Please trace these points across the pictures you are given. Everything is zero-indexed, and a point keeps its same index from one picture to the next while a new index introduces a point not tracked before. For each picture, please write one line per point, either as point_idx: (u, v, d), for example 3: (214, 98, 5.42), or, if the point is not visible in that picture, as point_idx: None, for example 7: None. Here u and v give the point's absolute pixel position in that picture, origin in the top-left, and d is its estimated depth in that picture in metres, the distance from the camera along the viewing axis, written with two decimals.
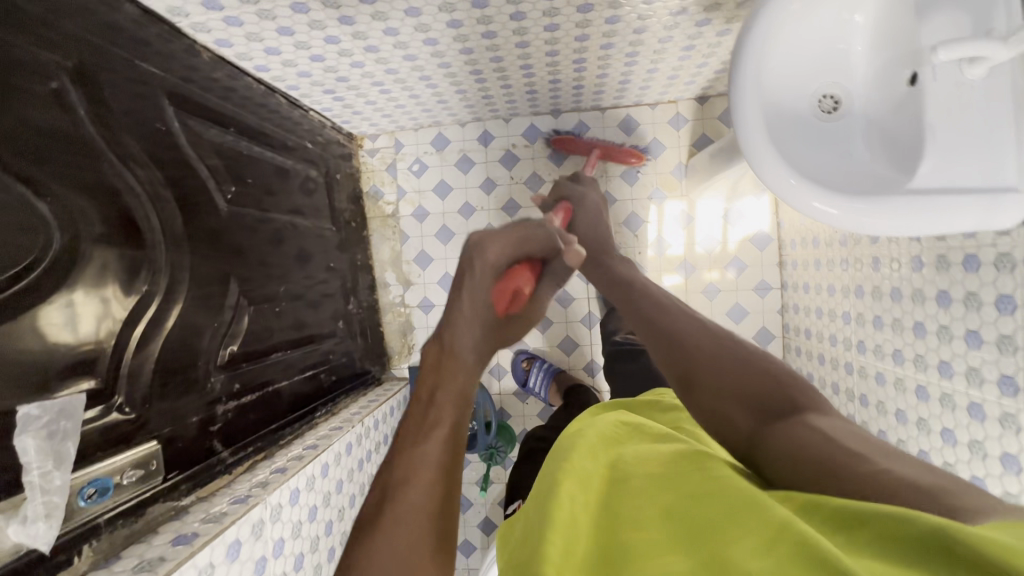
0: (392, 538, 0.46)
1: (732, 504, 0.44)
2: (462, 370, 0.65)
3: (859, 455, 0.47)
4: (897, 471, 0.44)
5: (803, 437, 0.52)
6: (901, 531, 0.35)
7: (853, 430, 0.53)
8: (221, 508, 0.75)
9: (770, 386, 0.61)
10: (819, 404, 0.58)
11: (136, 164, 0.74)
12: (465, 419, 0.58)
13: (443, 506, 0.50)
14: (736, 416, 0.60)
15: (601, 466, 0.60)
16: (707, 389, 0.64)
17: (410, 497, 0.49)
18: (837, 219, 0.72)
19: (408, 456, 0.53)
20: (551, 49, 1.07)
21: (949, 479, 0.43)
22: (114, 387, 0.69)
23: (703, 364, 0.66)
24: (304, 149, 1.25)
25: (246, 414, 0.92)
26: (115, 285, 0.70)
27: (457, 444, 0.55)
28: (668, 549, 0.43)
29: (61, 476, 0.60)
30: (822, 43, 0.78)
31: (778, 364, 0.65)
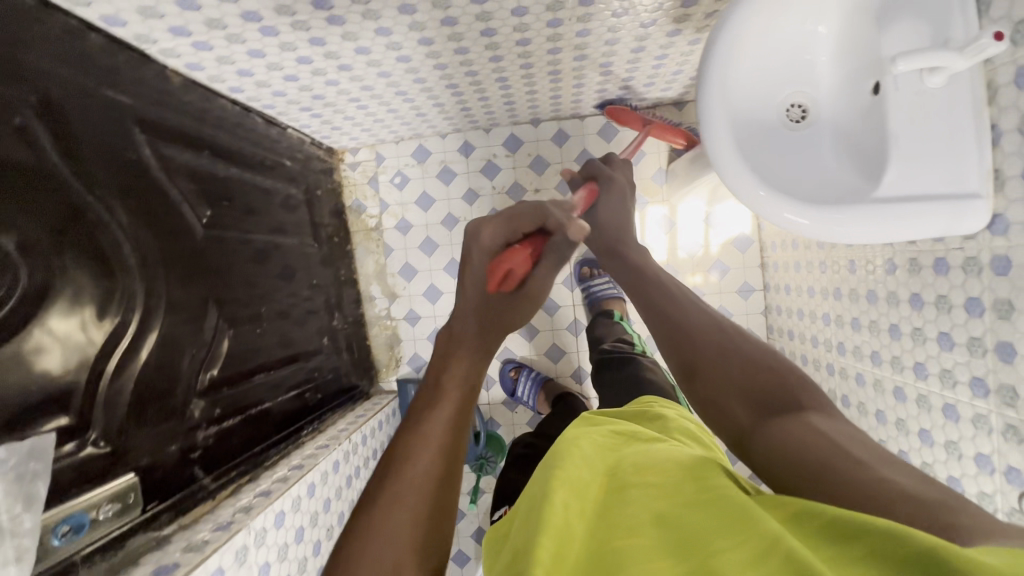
0: (389, 512, 0.50)
1: (726, 518, 0.44)
2: (468, 351, 0.65)
3: (860, 462, 0.47)
4: (899, 482, 0.44)
5: (800, 436, 0.52)
6: (891, 546, 0.35)
7: (854, 431, 0.53)
8: (204, 536, 0.75)
9: (775, 385, 0.60)
10: (823, 404, 0.57)
11: (105, 194, 0.74)
12: (471, 406, 0.60)
13: (441, 487, 0.53)
14: (737, 409, 0.60)
15: (598, 473, 0.58)
16: (710, 381, 0.64)
17: (410, 473, 0.52)
18: (806, 229, 0.73)
19: (413, 432, 0.56)
20: (525, 62, 1.08)
21: (949, 492, 0.43)
22: (90, 421, 0.69)
23: (707, 356, 0.67)
24: (283, 167, 1.24)
25: (228, 439, 0.92)
26: (87, 318, 0.70)
27: (461, 425, 0.58)
28: (661, 560, 0.42)
29: (31, 518, 0.57)
30: (787, 54, 0.78)
31: (783, 362, 0.64)
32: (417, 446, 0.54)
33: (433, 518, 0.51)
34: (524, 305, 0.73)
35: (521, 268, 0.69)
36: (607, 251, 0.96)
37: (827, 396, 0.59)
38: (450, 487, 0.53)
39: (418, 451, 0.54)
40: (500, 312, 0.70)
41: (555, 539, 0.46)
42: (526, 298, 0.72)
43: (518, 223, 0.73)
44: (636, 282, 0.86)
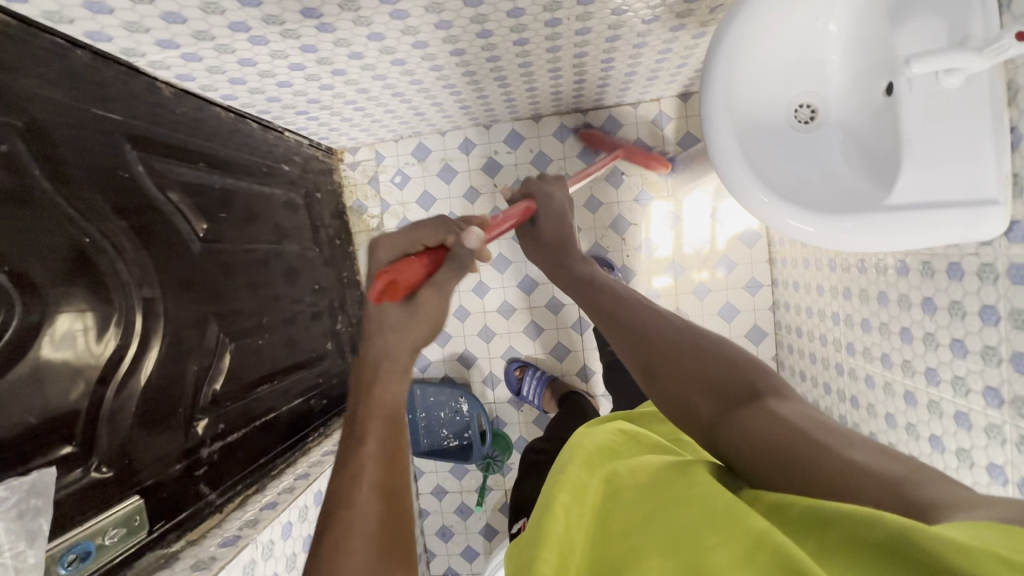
0: (338, 563, 0.50)
1: (711, 514, 0.41)
2: (388, 370, 0.65)
3: (825, 447, 0.46)
4: (865, 463, 0.43)
5: (759, 424, 0.51)
6: (865, 531, 0.34)
7: (813, 415, 0.52)
8: (210, 552, 0.75)
9: (734, 374, 0.59)
10: (779, 390, 0.56)
11: (97, 217, 0.73)
12: (397, 430, 0.62)
13: (388, 519, 0.54)
14: (699, 399, 0.58)
15: (597, 475, 0.57)
16: (670, 377, 0.61)
17: (350, 517, 0.53)
18: (813, 236, 0.71)
19: (347, 470, 0.58)
20: (524, 61, 1.06)
21: (912, 464, 0.43)
22: (91, 448, 0.69)
23: (667, 354, 0.64)
24: (282, 172, 1.23)
25: (234, 453, 0.92)
26: (86, 345, 0.70)
27: (394, 449, 0.60)
28: (650, 553, 0.40)
29: (35, 554, 0.57)
30: (797, 52, 0.75)
31: (739, 352, 0.63)
32: (351, 489, 0.56)
33: (386, 552, 0.52)
34: (429, 324, 0.67)
35: (411, 277, 0.63)
36: (553, 263, 0.95)
37: (788, 383, 0.58)
38: (398, 516, 0.55)
39: (356, 481, 0.56)
40: (401, 330, 0.65)
41: (557, 549, 0.45)
42: (431, 308, 0.66)
43: (416, 234, 0.68)
44: (590, 290, 0.83)
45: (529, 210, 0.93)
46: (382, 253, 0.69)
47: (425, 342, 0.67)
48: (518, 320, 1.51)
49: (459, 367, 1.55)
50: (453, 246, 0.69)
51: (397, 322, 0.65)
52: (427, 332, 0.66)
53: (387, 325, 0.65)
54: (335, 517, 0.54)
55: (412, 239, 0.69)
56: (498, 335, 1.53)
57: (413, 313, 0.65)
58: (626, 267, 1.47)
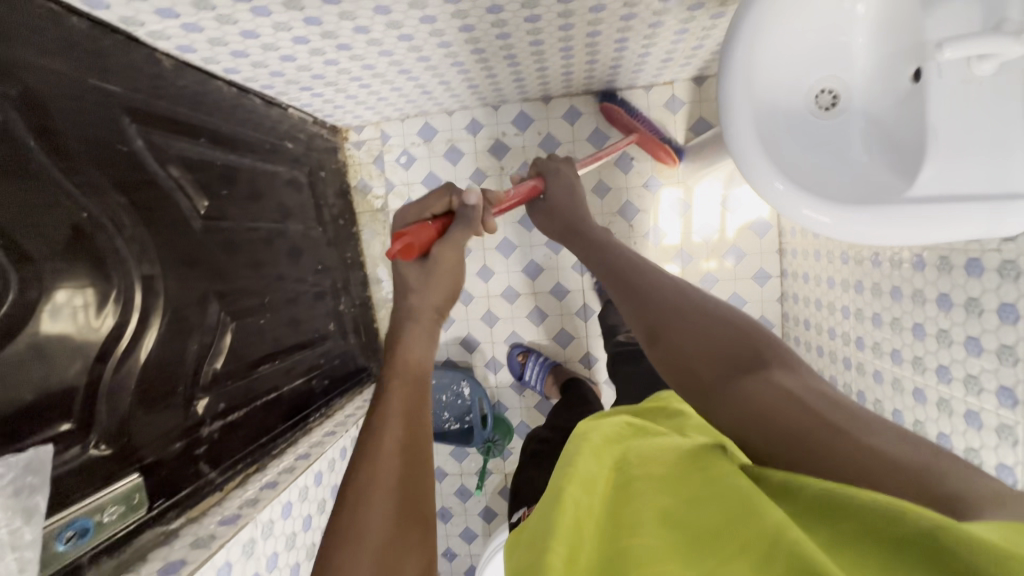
0: (360, 514, 0.51)
1: (729, 510, 0.41)
2: (413, 335, 0.68)
3: (837, 430, 0.44)
4: (883, 451, 0.42)
5: (766, 397, 0.49)
6: (883, 522, 0.33)
7: (821, 389, 0.51)
8: (210, 529, 0.75)
9: (739, 343, 0.57)
10: (786, 360, 0.55)
11: (94, 191, 0.71)
12: (421, 394, 0.63)
13: (410, 476, 0.55)
14: (703, 363, 0.57)
15: (605, 466, 0.56)
16: (676, 341, 0.60)
17: (372, 469, 0.54)
18: (829, 227, 0.68)
19: (371, 428, 0.59)
20: (535, 39, 1.03)
21: (931, 450, 0.42)
22: (90, 425, 0.69)
23: (669, 315, 0.63)
24: (286, 149, 1.21)
25: (235, 432, 0.92)
26: (84, 320, 0.69)
27: (418, 412, 0.60)
28: (664, 554, 0.39)
29: (32, 531, 0.56)
30: (820, 35, 0.72)
31: (746, 320, 0.61)
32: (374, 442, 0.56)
33: (407, 509, 0.52)
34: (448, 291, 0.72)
35: (424, 239, 0.70)
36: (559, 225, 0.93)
37: (796, 355, 0.57)
38: (420, 475, 0.55)
39: (378, 439, 0.57)
40: (425, 292, 0.70)
41: (568, 540, 0.43)
42: (446, 265, 0.71)
43: (425, 204, 0.75)
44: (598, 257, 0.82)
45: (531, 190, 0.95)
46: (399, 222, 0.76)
47: (447, 302, 0.72)
48: (523, 305, 1.50)
49: (462, 351, 1.54)
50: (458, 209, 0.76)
51: (416, 281, 0.70)
52: (447, 289, 0.71)
53: (408, 287, 0.71)
54: (358, 470, 0.55)
55: (422, 211, 0.76)
56: (502, 320, 1.52)
57: (429, 270, 0.70)
58: None
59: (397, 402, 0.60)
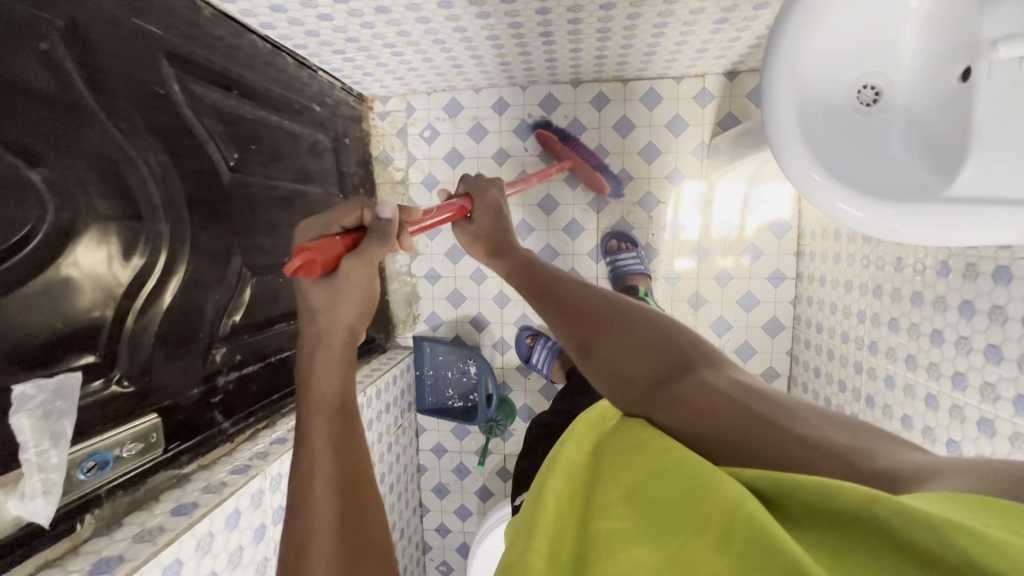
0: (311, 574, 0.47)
1: (691, 491, 0.39)
2: (325, 356, 0.59)
3: (769, 421, 0.47)
4: (810, 436, 0.44)
5: (698, 398, 0.52)
6: (822, 501, 0.33)
7: (743, 382, 0.55)
8: (221, 477, 0.76)
9: (667, 350, 0.60)
10: (711, 361, 0.58)
11: (132, 130, 0.71)
12: (346, 421, 0.57)
13: (349, 515, 0.51)
14: (635, 370, 0.59)
15: (584, 452, 0.55)
16: (609, 352, 0.62)
17: (311, 526, 0.50)
18: (862, 222, 0.68)
19: (300, 469, 0.54)
20: (574, 17, 1.01)
21: (848, 429, 0.45)
22: (114, 360, 0.68)
23: (600, 329, 0.65)
24: (312, 112, 1.21)
25: (248, 386, 0.93)
26: (117, 253, 0.68)
27: (345, 441, 0.55)
28: (633, 540, 0.38)
29: (58, 454, 0.59)
30: (870, 28, 0.71)
31: (668, 326, 0.64)
32: (307, 491, 0.52)
33: (355, 553, 0.48)
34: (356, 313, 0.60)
35: (331, 253, 0.54)
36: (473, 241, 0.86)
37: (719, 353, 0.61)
38: (359, 508, 0.52)
39: (310, 480, 0.52)
40: (330, 311, 0.57)
41: (548, 532, 0.41)
42: (351, 291, 0.58)
43: (332, 218, 0.59)
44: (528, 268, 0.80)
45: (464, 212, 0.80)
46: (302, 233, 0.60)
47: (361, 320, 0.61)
48: None
49: (471, 330, 1.55)
50: (372, 223, 0.61)
51: (318, 303, 0.57)
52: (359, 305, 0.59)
53: (311, 311, 0.58)
54: (298, 525, 0.50)
55: (326, 223, 0.60)
56: (513, 302, 1.52)
57: (328, 293, 0.57)
58: (649, 245, 1.45)
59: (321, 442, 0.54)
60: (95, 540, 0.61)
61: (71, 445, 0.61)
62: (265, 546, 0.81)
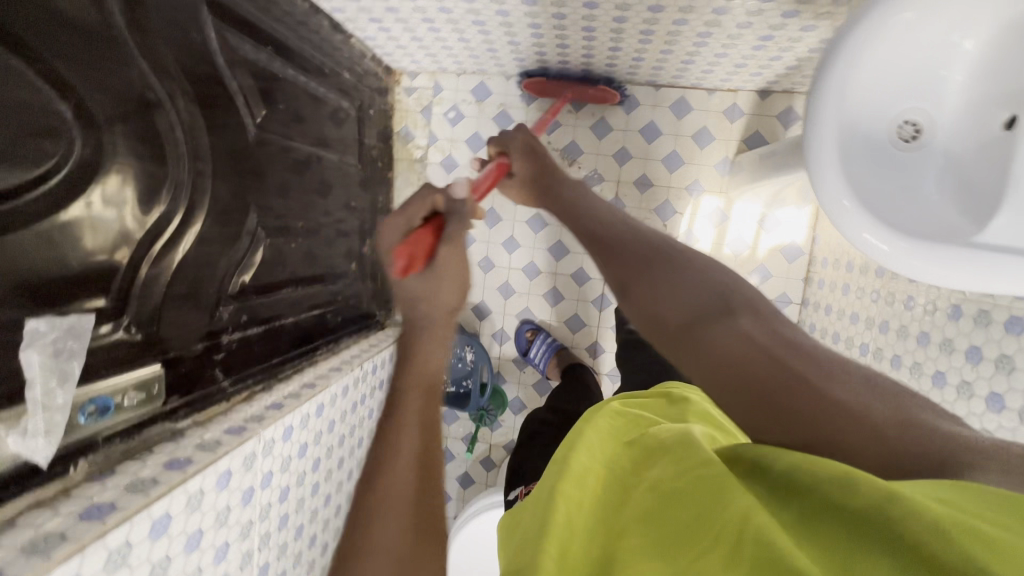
0: (373, 531, 0.51)
1: (703, 500, 0.39)
2: (427, 335, 0.66)
3: (800, 378, 0.42)
4: (841, 399, 0.40)
5: (732, 346, 0.47)
6: (840, 498, 0.32)
7: (789, 334, 0.48)
8: (215, 436, 0.73)
9: (706, 293, 0.54)
10: (755, 306, 0.52)
11: (166, 74, 0.70)
12: (433, 405, 0.61)
13: (423, 487, 0.55)
14: (667, 313, 0.55)
15: (598, 463, 0.55)
16: (646, 296, 0.58)
17: (387, 488, 0.54)
18: (886, 255, 0.67)
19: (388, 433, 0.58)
20: (620, 15, 1.00)
21: (892, 393, 0.41)
22: (123, 307, 0.68)
23: (639, 271, 0.60)
24: (339, 77, 1.19)
25: (251, 347, 0.92)
26: (137, 198, 0.68)
27: (431, 423, 0.60)
28: (645, 553, 0.38)
29: (64, 395, 0.59)
30: (922, 63, 0.71)
31: (710, 271, 0.57)
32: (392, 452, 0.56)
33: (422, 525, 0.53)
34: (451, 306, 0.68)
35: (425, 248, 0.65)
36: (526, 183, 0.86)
37: (766, 298, 0.54)
38: (431, 481, 0.56)
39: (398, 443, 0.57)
40: (428, 294, 0.66)
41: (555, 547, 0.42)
42: (451, 269, 0.67)
43: (409, 212, 0.69)
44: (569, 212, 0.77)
45: (503, 170, 0.83)
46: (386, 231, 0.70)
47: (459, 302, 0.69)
48: (541, 283, 1.50)
49: (472, 317, 1.54)
50: (446, 206, 0.69)
51: (419, 290, 0.66)
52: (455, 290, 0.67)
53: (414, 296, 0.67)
54: (378, 476, 0.55)
55: (409, 217, 0.69)
56: (518, 294, 1.52)
57: (435, 280, 0.66)
58: None
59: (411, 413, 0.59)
60: (86, 484, 0.59)
61: (76, 386, 0.61)
62: (252, 509, 0.80)
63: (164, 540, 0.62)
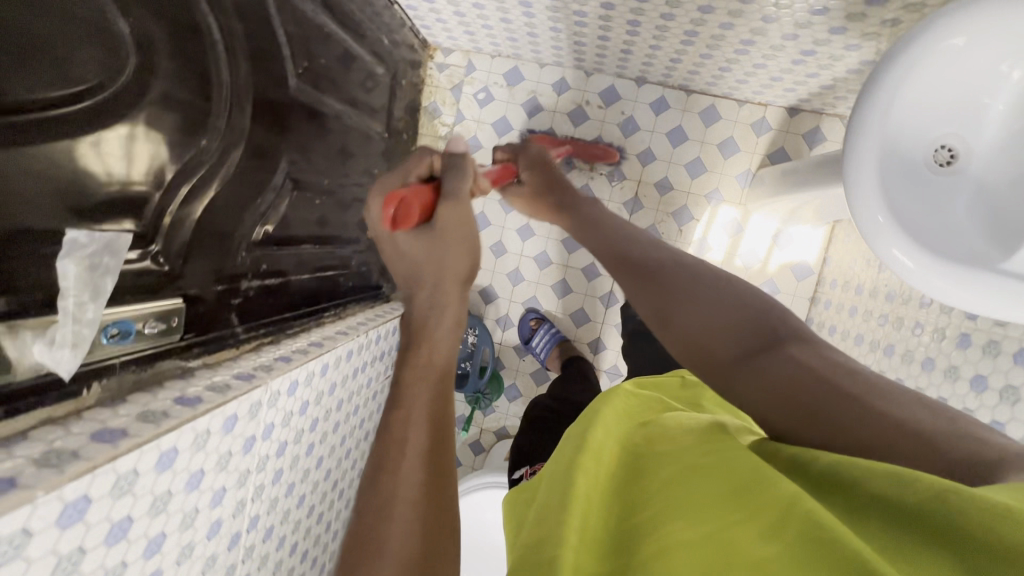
0: (384, 528, 0.44)
1: (736, 479, 0.38)
2: (438, 318, 0.60)
3: (854, 398, 0.41)
4: (892, 414, 0.39)
5: (782, 373, 0.46)
6: (894, 491, 0.31)
7: (838, 358, 0.47)
8: (225, 379, 0.72)
9: (751, 320, 0.53)
10: (801, 333, 0.51)
11: (217, 10, 0.71)
12: (444, 394, 0.54)
13: (434, 486, 0.47)
14: (712, 344, 0.53)
15: (613, 438, 0.55)
16: (686, 322, 0.56)
17: (392, 485, 0.46)
18: (910, 272, 0.69)
19: (389, 425, 0.51)
20: (668, 12, 1.00)
21: (939, 410, 0.40)
22: (155, 233, 0.68)
23: (674, 295, 0.59)
24: (377, 42, 1.19)
25: (266, 297, 0.92)
26: (175, 134, 0.68)
27: (444, 417, 0.52)
28: (673, 518, 0.38)
29: (94, 309, 0.59)
30: (965, 89, 0.72)
31: (752, 295, 0.56)
32: (394, 451, 0.48)
33: (436, 522, 0.46)
34: (453, 281, 0.63)
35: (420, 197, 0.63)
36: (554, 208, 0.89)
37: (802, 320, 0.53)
38: (445, 477, 0.49)
39: (406, 422, 0.50)
40: (428, 257, 0.63)
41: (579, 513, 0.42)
42: (451, 230, 0.65)
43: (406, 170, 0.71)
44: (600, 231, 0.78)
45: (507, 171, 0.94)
46: (372, 203, 0.66)
47: (466, 271, 0.65)
48: (551, 274, 1.51)
49: (478, 300, 1.54)
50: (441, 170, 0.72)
51: (425, 256, 0.63)
52: (462, 260, 0.64)
53: (419, 265, 0.63)
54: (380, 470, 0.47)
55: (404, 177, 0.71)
56: (526, 282, 1.52)
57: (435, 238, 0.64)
58: None
59: (420, 407, 0.52)
60: (98, 409, 0.58)
61: (106, 304, 0.61)
62: (251, 458, 0.79)
63: (168, 474, 0.61)
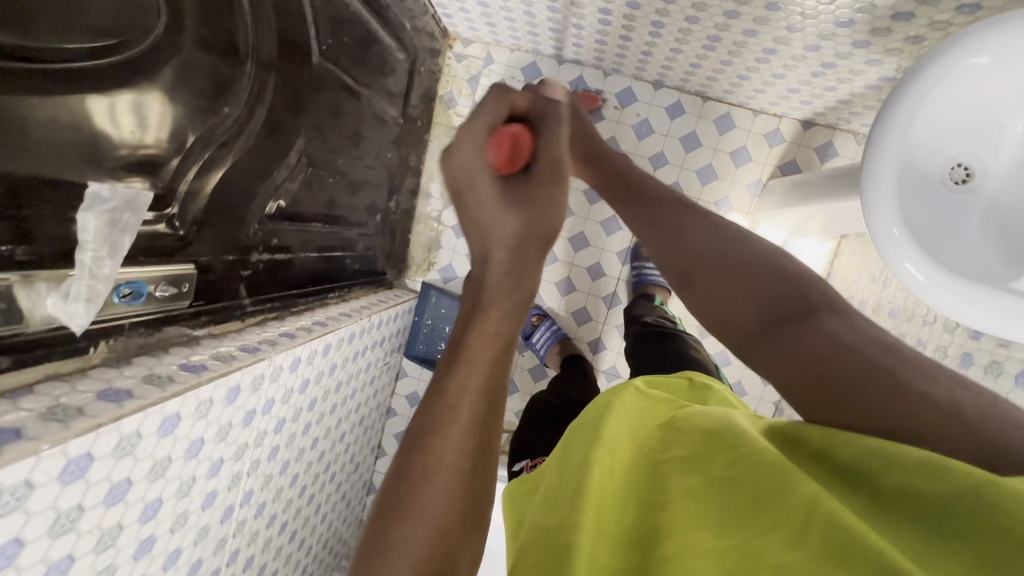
0: (419, 497, 0.40)
1: (759, 481, 0.38)
2: (498, 281, 0.48)
3: (885, 371, 0.41)
4: (919, 390, 0.39)
5: (813, 345, 0.46)
6: (926, 488, 0.32)
7: (871, 329, 0.47)
8: (230, 350, 0.73)
9: (785, 287, 0.52)
10: (835, 301, 0.50)
11: None
12: (506, 360, 0.47)
13: (476, 460, 0.42)
14: (741, 315, 0.53)
15: (625, 432, 0.54)
16: (718, 288, 0.56)
17: (434, 452, 0.41)
18: (921, 286, 0.69)
19: (441, 381, 0.45)
20: (693, 16, 1.00)
21: (970, 390, 0.40)
22: (172, 198, 0.68)
23: (705, 259, 0.58)
24: (398, 27, 1.18)
25: (274, 273, 0.92)
26: (199, 100, 0.69)
27: (499, 386, 0.46)
28: (693, 522, 0.38)
29: (111, 266, 0.59)
30: (984, 108, 0.72)
31: (787, 262, 0.55)
32: (443, 413, 0.43)
33: (472, 500, 0.41)
34: (537, 246, 0.50)
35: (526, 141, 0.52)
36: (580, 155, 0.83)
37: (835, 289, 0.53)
38: (489, 451, 0.44)
39: (460, 383, 0.44)
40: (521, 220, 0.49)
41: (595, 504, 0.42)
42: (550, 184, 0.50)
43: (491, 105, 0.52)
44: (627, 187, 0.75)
45: None
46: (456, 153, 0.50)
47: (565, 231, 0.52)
48: (556, 271, 1.51)
49: None
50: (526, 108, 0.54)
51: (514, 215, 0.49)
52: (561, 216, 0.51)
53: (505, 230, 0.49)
54: (422, 430, 0.43)
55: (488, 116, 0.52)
56: None
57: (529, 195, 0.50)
58: None
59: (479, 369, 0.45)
60: (103, 368, 0.59)
61: (122, 262, 0.60)
62: (250, 431, 0.78)
63: (169, 440, 0.61)
